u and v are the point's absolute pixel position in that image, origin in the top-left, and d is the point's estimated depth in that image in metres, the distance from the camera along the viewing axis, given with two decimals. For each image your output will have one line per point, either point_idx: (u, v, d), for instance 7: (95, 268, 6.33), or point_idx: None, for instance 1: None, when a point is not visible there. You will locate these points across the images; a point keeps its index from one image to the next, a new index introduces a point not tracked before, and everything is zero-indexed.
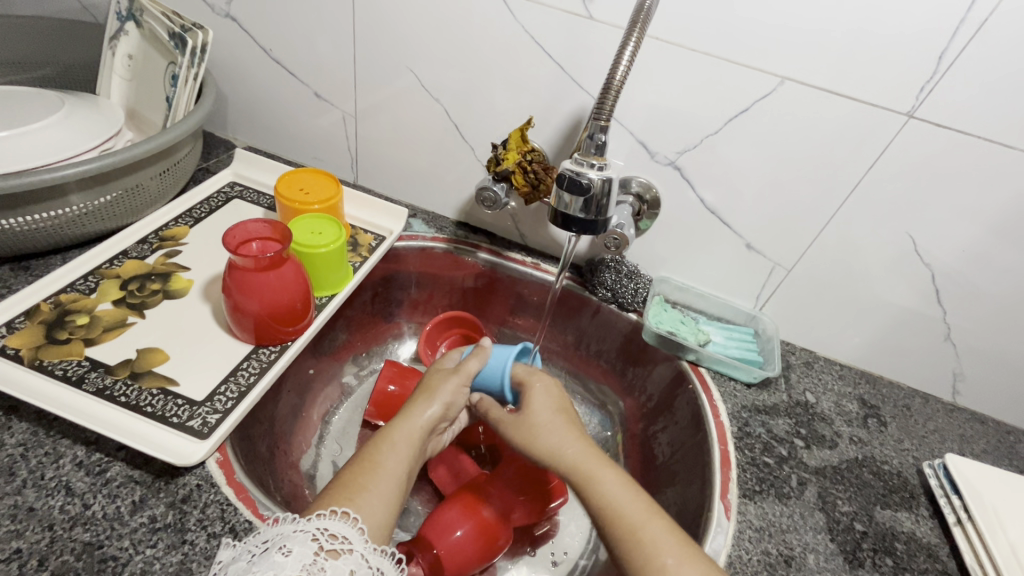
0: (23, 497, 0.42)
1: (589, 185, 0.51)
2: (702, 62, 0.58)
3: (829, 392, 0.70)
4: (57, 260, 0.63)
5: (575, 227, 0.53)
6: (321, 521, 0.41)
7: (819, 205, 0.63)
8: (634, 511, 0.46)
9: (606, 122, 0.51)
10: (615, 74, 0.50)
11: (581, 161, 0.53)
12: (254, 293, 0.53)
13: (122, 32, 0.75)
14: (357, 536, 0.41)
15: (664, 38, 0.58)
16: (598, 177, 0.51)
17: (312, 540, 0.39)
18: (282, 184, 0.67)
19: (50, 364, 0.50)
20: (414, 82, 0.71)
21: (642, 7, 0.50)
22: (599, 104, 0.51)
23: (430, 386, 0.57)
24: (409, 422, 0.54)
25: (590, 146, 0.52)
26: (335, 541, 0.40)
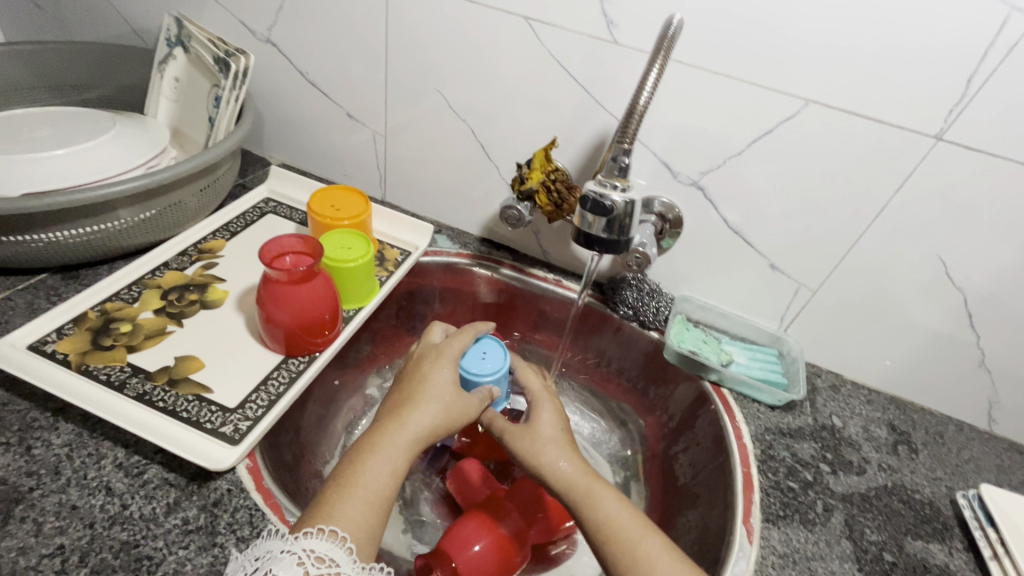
0: (67, 495, 0.44)
1: (611, 208, 0.51)
2: (727, 85, 0.58)
3: (856, 417, 0.69)
4: (104, 269, 0.66)
5: (597, 246, 0.54)
6: (308, 541, 0.42)
7: (845, 225, 0.62)
8: (632, 531, 0.48)
9: (629, 145, 0.51)
10: (638, 98, 0.50)
11: (604, 182, 0.53)
12: (286, 306, 0.55)
13: (170, 56, 0.80)
14: (346, 557, 0.42)
15: (687, 61, 0.59)
16: (621, 199, 0.51)
17: (298, 564, 0.41)
18: (315, 200, 0.70)
19: (95, 369, 0.53)
20: (442, 104, 0.73)
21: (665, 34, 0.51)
22: (623, 127, 0.51)
23: (426, 387, 0.53)
24: (400, 431, 0.50)
25: (613, 167, 0.53)
26: (322, 565, 0.41)
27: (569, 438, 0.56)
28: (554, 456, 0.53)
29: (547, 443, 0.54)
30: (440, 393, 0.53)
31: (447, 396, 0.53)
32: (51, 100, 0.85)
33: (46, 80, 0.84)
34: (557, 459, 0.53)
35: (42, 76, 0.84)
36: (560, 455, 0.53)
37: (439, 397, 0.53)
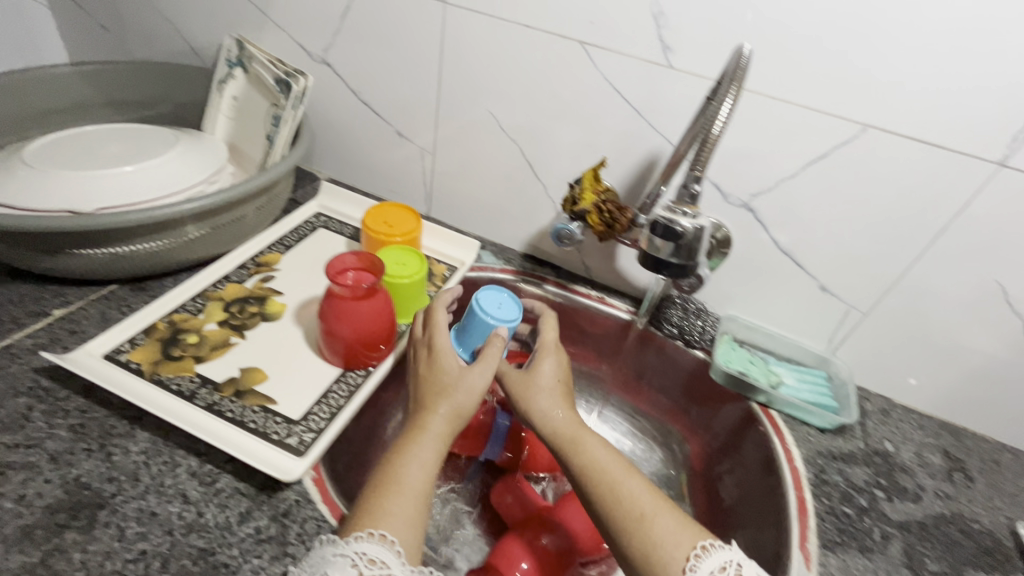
0: (146, 501, 0.46)
1: (682, 233, 0.53)
2: (777, 107, 0.59)
3: (909, 442, 0.68)
4: (169, 281, 0.69)
5: (665, 271, 0.55)
6: (359, 544, 0.42)
7: (900, 249, 0.62)
8: (616, 470, 0.49)
9: (702, 173, 0.52)
10: (712, 129, 0.50)
11: (675, 209, 0.54)
12: (348, 320, 0.57)
13: (230, 76, 0.83)
14: (396, 561, 0.42)
15: (766, 93, 0.59)
16: (692, 226, 0.53)
17: (352, 565, 0.41)
18: (370, 216, 0.72)
19: (167, 379, 0.55)
20: (492, 123, 0.75)
21: (739, 66, 0.50)
22: (696, 156, 0.52)
23: (436, 380, 0.54)
24: (430, 432, 0.51)
25: (683, 194, 0.53)
26: (374, 566, 0.41)
27: (563, 391, 0.58)
28: (544, 401, 0.56)
29: (541, 391, 0.57)
30: (449, 382, 0.54)
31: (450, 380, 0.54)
32: (115, 117, 0.89)
33: (111, 98, 0.88)
34: (546, 404, 0.56)
35: (108, 94, 0.88)
36: (549, 404, 0.56)
37: (447, 389, 0.54)
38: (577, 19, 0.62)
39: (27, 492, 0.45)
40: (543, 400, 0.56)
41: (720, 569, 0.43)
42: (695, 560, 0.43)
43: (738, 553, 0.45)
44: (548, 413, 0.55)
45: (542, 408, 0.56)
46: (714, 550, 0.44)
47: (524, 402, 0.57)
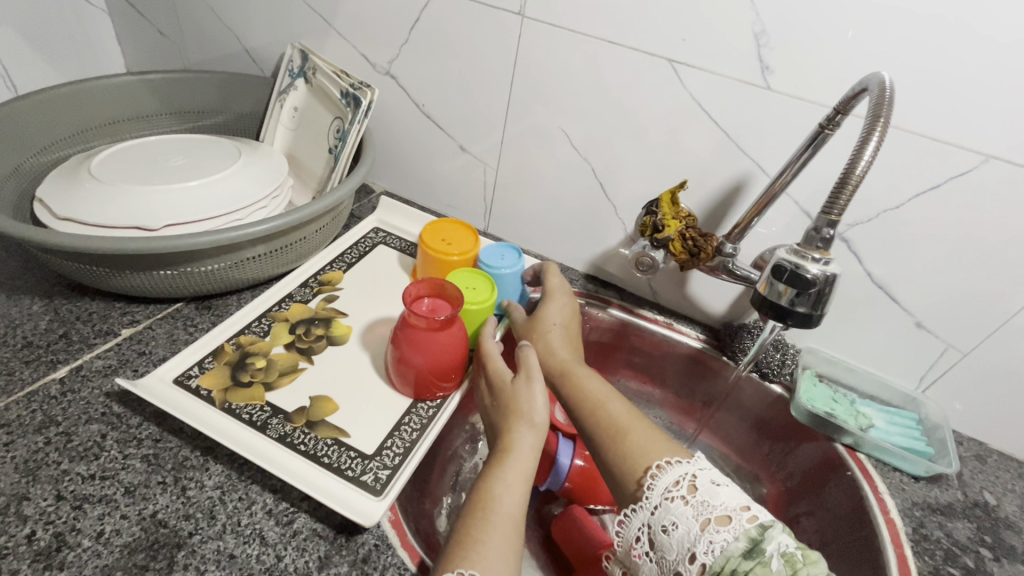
0: (224, 542, 0.44)
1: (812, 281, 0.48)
2: (917, 143, 0.54)
3: (1010, 494, 0.63)
4: (232, 300, 0.67)
5: (789, 319, 0.50)
6: None
7: (1014, 289, 0.57)
8: (604, 396, 0.55)
9: (837, 218, 0.47)
10: (854, 169, 0.44)
11: (802, 253, 0.49)
12: (423, 350, 0.55)
13: (292, 87, 0.82)
14: None
15: (910, 128, 0.54)
16: (821, 273, 0.48)
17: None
18: (427, 233, 0.69)
19: (238, 407, 0.53)
20: (563, 140, 0.72)
21: (880, 101, 0.45)
22: (830, 201, 0.47)
23: (512, 401, 0.54)
24: (518, 456, 0.50)
25: (813, 238, 0.49)
26: None
27: (569, 332, 0.63)
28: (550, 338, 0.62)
29: (546, 331, 0.62)
30: (521, 403, 0.54)
31: (522, 398, 0.54)
32: (175, 126, 0.88)
33: (172, 107, 0.87)
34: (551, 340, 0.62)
35: (169, 103, 0.87)
36: (550, 341, 0.62)
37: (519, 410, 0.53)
38: (666, 37, 0.59)
39: (105, 529, 0.44)
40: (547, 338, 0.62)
41: (673, 485, 0.45)
42: (654, 476, 0.46)
43: (695, 465, 0.46)
44: (550, 349, 0.61)
45: (545, 344, 0.62)
46: (669, 468, 0.46)
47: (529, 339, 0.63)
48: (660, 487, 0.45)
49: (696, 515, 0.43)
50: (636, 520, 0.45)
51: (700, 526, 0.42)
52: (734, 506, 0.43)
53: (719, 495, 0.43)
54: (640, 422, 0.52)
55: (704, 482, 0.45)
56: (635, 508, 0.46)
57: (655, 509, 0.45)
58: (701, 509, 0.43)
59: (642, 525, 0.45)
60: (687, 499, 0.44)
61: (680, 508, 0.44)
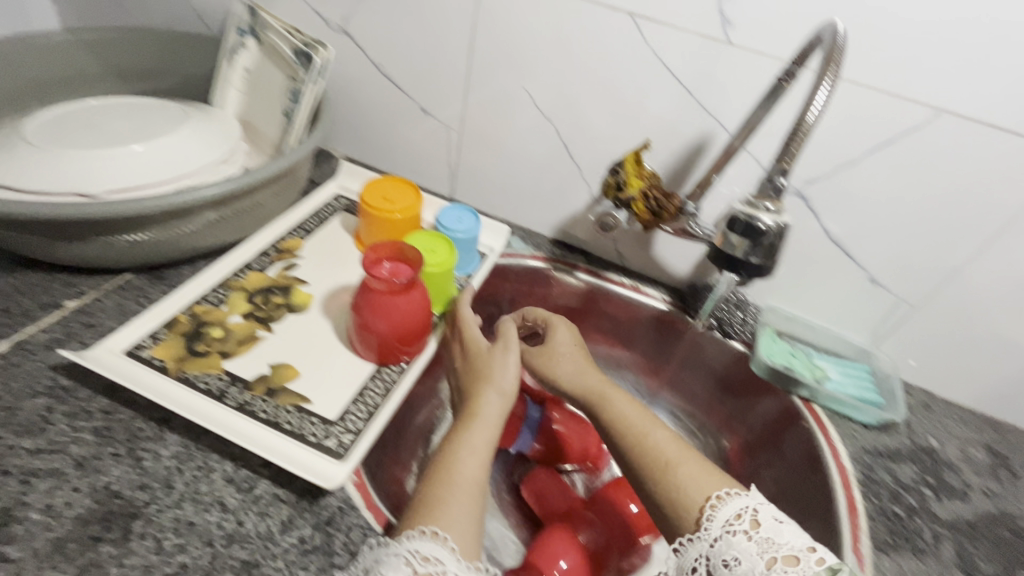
0: (182, 511, 0.43)
1: (765, 232, 0.49)
2: (859, 94, 0.55)
3: (952, 438, 0.66)
4: (185, 269, 0.65)
5: (743, 270, 0.51)
6: (412, 543, 0.41)
7: (961, 242, 0.59)
8: (642, 424, 0.52)
9: (790, 166, 0.48)
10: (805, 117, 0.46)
11: (755, 204, 0.50)
12: (385, 314, 0.54)
13: (241, 46, 0.77)
14: (450, 556, 0.40)
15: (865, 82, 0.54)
16: (774, 223, 0.49)
17: (406, 564, 0.39)
18: (367, 192, 0.68)
19: (194, 377, 0.52)
20: (526, 100, 0.70)
21: (832, 45, 0.46)
22: (785, 147, 0.47)
23: (479, 367, 0.56)
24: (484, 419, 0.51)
25: (767, 188, 0.49)
26: (428, 564, 0.40)
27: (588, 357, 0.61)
28: (577, 372, 0.59)
29: (566, 358, 0.60)
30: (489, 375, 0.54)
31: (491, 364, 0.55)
32: (117, 89, 0.83)
33: (112, 68, 0.82)
34: (579, 374, 0.59)
35: (108, 64, 0.82)
36: (577, 368, 0.59)
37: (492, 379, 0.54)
38: None
39: (55, 502, 0.42)
40: (575, 370, 0.59)
41: (734, 517, 0.44)
42: (711, 509, 0.45)
43: (755, 498, 0.45)
44: (577, 377, 0.58)
45: (573, 377, 0.58)
46: (730, 499, 0.45)
47: (556, 371, 0.60)
48: (719, 519, 0.44)
49: (759, 552, 0.42)
50: (694, 551, 0.44)
51: (765, 564, 0.41)
52: (800, 546, 0.41)
53: (784, 533, 0.42)
54: (687, 451, 0.50)
55: (767, 516, 0.43)
56: (691, 538, 0.45)
57: (715, 542, 0.43)
58: (765, 546, 0.42)
59: (700, 555, 0.44)
60: (749, 534, 0.43)
61: (743, 543, 0.42)
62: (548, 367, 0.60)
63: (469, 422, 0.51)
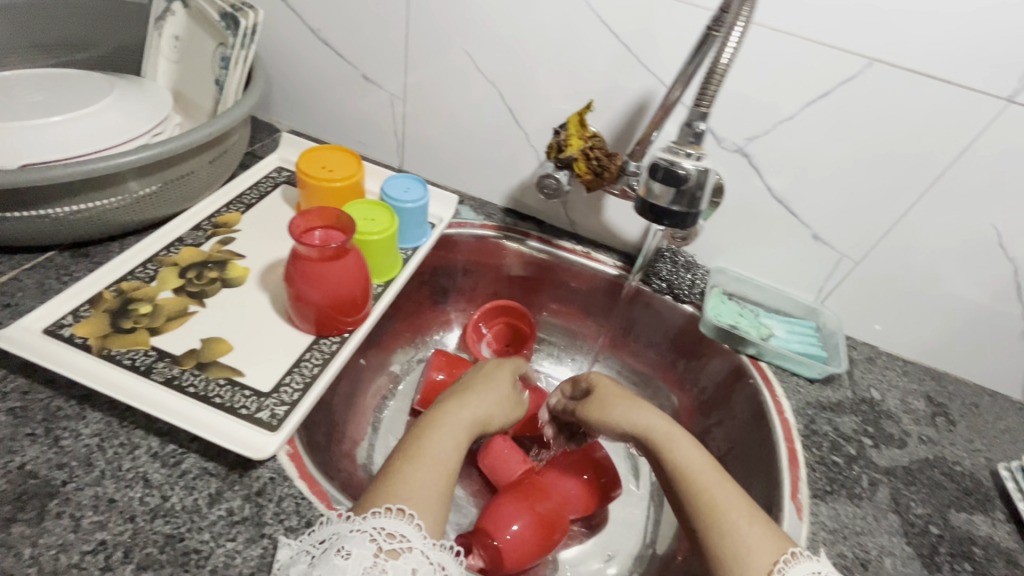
0: (103, 488, 0.42)
1: (685, 177, 0.48)
2: (763, 36, 0.55)
3: (894, 389, 0.68)
4: (114, 246, 0.62)
5: (666, 220, 0.51)
6: (378, 520, 0.40)
7: (897, 195, 0.60)
8: (707, 476, 0.50)
9: (707, 109, 0.48)
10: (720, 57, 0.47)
11: (676, 149, 0.50)
12: (318, 283, 0.52)
13: (168, 12, 0.73)
14: (416, 533, 0.40)
15: (793, 32, 0.53)
16: (695, 167, 0.48)
17: (371, 541, 0.39)
18: (305, 161, 0.65)
19: (118, 353, 0.50)
20: (468, 63, 0.68)
21: None
22: (702, 90, 0.48)
23: (484, 381, 0.57)
24: (455, 415, 0.52)
25: (687, 133, 0.49)
26: (393, 540, 0.39)
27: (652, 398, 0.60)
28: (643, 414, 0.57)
29: (628, 399, 0.59)
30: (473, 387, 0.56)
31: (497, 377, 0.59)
32: (38, 61, 0.78)
33: (31, 39, 0.77)
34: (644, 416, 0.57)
35: (27, 34, 0.77)
36: (631, 408, 0.58)
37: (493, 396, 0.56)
38: None
39: None
40: (640, 412, 0.57)
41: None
42: (783, 565, 0.43)
43: (823, 564, 0.44)
44: (640, 418, 0.57)
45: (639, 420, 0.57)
46: (802, 559, 0.43)
47: (620, 412, 0.58)
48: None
49: None
50: None
51: None
52: None
53: None
54: (743, 505, 0.48)
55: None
56: None
57: None
58: None
59: None
60: None
61: None
62: (609, 409, 0.59)
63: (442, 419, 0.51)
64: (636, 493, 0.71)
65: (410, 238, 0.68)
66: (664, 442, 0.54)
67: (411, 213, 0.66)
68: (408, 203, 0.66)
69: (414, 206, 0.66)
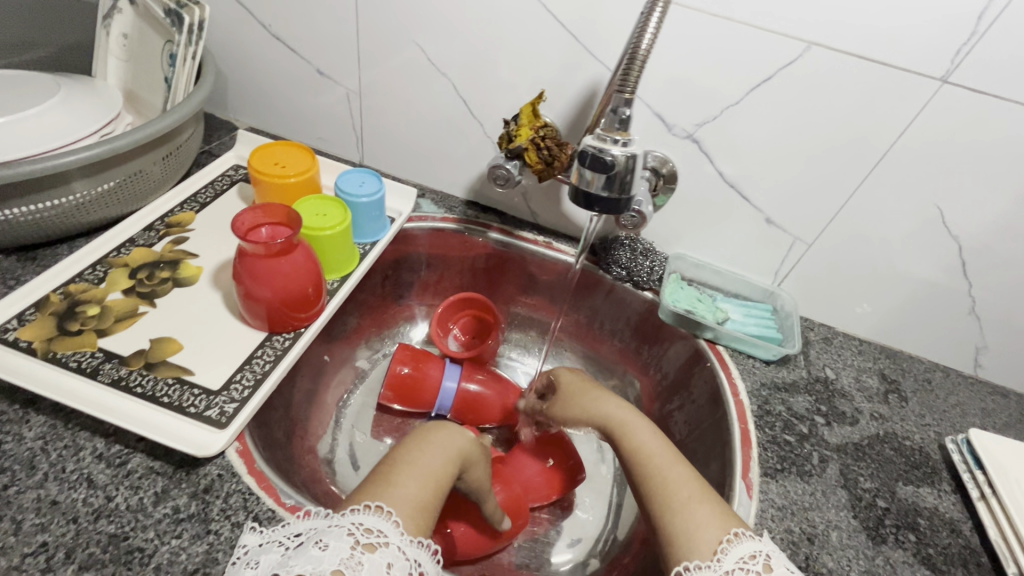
0: (46, 490, 0.42)
1: (612, 163, 0.49)
2: (698, 20, 0.55)
3: (848, 367, 0.69)
4: (64, 249, 0.62)
5: (597, 207, 0.51)
6: (356, 515, 0.39)
7: (842, 178, 0.61)
8: (662, 458, 0.51)
9: (630, 95, 0.48)
10: (640, 42, 0.47)
11: (603, 137, 0.50)
12: (266, 280, 0.52)
13: (115, 10, 0.72)
14: (394, 529, 0.39)
15: (732, 17, 0.54)
16: (622, 154, 0.49)
17: (349, 534, 0.37)
18: (257, 158, 0.65)
19: (64, 356, 0.50)
20: (419, 56, 0.68)
21: None
22: (624, 74, 0.48)
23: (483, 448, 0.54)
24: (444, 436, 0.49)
25: (612, 120, 0.49)
26: (371, 535, 0.38)
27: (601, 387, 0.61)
28: (603, 402, 0.58)
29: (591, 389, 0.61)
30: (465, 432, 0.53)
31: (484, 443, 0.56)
32: None
33: None
34: (604, 404, 0.58)
35: None
36: (594, 397, 0.59)
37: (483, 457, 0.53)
38: None
39: None
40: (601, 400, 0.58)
41: (748, 557, 0.40)
42: (726, 545, 0.41)
43: (768, 544, 0.42)
44: (601, 406, 0.58)
45: (598, 408, 0.58)
46: (745, 539, 0.42)
47: (583, 400, 0.60)
48: (734, 556, 0.41)
49: None
50: None
51: None
52: None
53: None
54: (694, 483, 0.47)
55: (780, 564, 0.41)
56: (700, 566, 0.41)
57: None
58: None
59: None
60: None
61: None
62: (569, 398, 0.61)
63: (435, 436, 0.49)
64: (600, 478, 0.72)
65: (367, 233, 0.68)
66: (625, 427, 0.55)
67: (367, 209, 0.66)
68: (363, 198, 0.65)
69: (369, 201, 0.66)
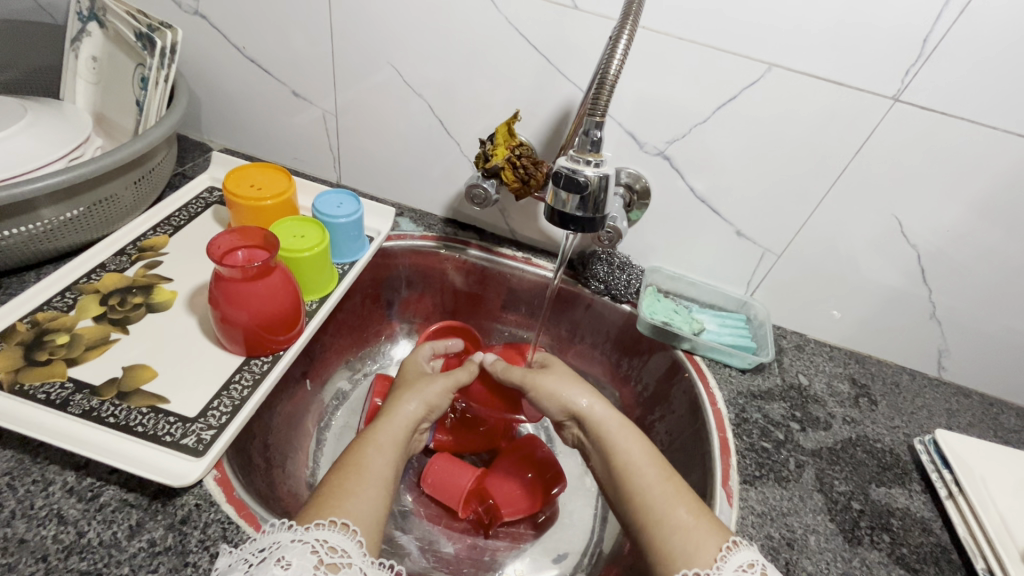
0: (13, 529, 0.41)
1: (585, 183, 0.50)
2: (665, 43, 0.57)
3: (820, 373, 0.71)
4: (31, 277, 0.60)
5: (572, 225, 0.53)
6: (320, 531, 0.40)
7: (806, 192, 0.63)
8: (649, 472, 0.49)
9: (601, 117, 0.50)
10: (609, 67, 0.48)
11: (577, 158, 0.52)
12: (242, 304, 0.51)
13: (84, 33, 0.71)
14: (356, 548, 0.40)
15: (698, 40, 0.56)
16: (595, 174, 0.50)
17: (312, 553, 0.38)
18: (231, 181, 0.64)
19: (32, 387, 0.48)
20: (395, 77, 0.69)
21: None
22: (594, 98, 0.49)
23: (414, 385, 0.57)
24: (394, 421, 0.53)
25: (585, 142, 0.51)
26: (335, 554, 0.39)
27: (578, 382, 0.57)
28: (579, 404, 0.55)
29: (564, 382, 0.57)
30: (427, 378, 0.59)
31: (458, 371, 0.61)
32: None
33: None
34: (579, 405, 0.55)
35: None
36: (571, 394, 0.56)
37: (422, 395, 0.56)
38: None
39: None
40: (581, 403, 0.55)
41: (748, 565, 0.42)
42: (725, 553, 0.42)
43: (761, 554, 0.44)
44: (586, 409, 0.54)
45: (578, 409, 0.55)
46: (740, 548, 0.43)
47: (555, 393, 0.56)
48: (733, 564, 0.42)
49: None
50: None
51: None
52: None
53: None
54: (682, 497, 0.47)
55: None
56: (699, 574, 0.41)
57: None
58: None
59: None
60: None
61: None
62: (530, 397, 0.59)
63: (384, 421, 0.53)
64: (584, 490, 0.72)
65: (344, 253, 0.68)
66: (607, 436, 0.52)
67: (345, 231, 0.66)
68: (341, 218, 0.65)
69: (348, 223, 0.66)
